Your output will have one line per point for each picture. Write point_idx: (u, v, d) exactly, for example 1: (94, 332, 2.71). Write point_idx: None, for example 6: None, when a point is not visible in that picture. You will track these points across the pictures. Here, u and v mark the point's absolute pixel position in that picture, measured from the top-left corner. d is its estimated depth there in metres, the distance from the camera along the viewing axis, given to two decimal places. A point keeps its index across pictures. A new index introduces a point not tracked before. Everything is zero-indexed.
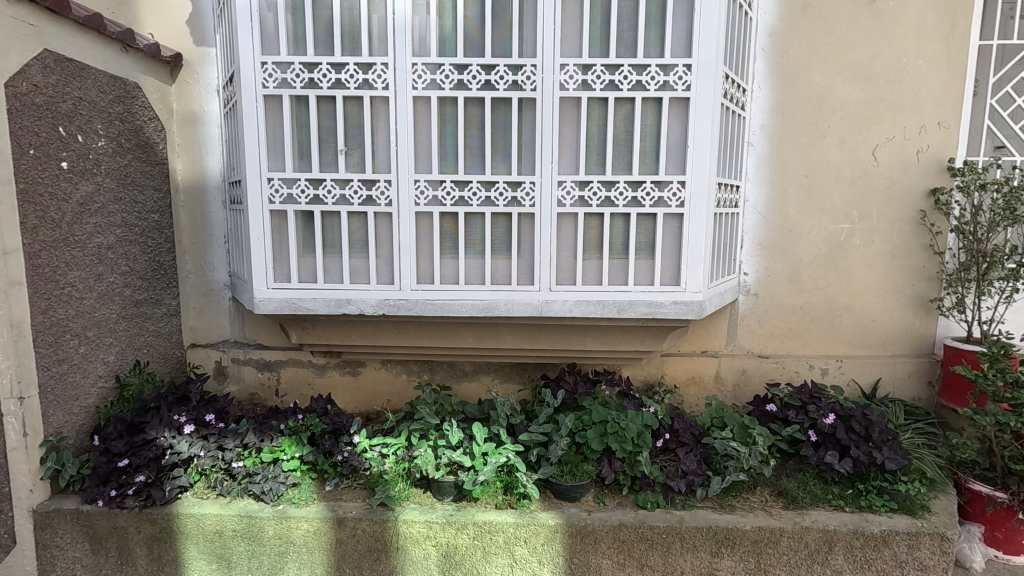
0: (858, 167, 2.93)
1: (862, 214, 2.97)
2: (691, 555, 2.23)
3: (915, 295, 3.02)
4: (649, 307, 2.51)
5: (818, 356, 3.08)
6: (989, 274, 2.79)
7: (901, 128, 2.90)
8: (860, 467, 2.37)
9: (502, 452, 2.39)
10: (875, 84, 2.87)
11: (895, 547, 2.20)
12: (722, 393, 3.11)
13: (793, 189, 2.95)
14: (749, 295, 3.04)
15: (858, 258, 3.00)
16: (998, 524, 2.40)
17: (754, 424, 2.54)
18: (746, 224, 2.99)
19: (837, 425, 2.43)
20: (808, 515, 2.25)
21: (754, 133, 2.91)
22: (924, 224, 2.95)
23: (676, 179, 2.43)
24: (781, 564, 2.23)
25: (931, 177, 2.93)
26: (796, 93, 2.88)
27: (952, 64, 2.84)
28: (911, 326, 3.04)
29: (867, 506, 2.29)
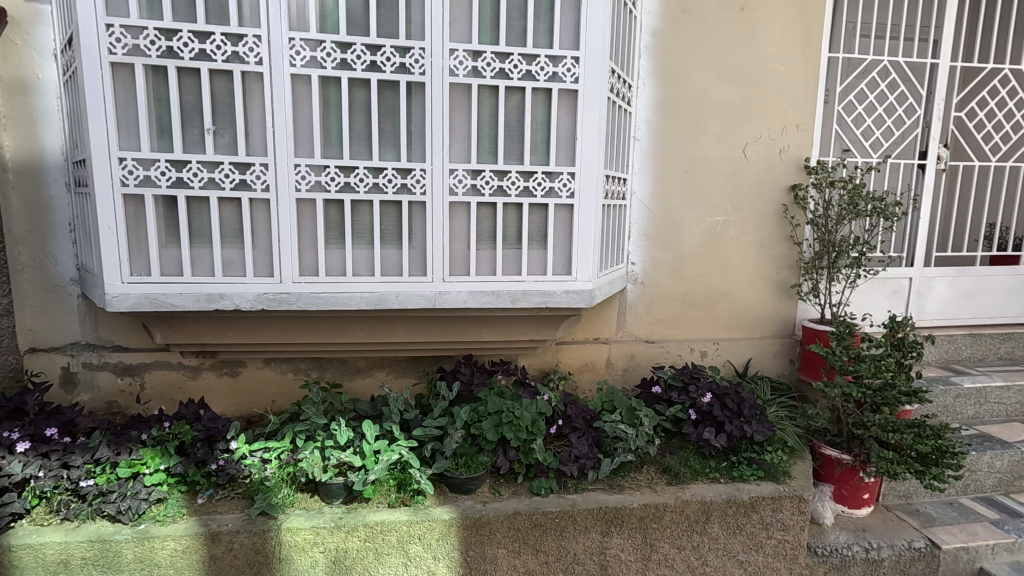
0: (732, 164, 3.16)
1: (735, 207, 3.21)
2: (583, 537, 2.29)
3: (778, 282, 3.33)
4: (542, 297, 2.54)
5: (698, 340, 3.30)
6: (838, 262, 3.14)
7: (767, 128, 3.17)
8: (733, 441, 2.57)
9: (395, 449, 2.32)
10: (745, 87, 3.10)
11: (762, 511, 2.40)
12: (613, 377, 3.25)
13: (675, 183, 3.13)
14: (637, 284, 3.19)
15: (732, 248, 3.25)
16: (844, 483, 2.70)
17: (640, 406, 2.68)
18: (633, 215, 3.12)
19: (714, 403, 2.63)
20: (688, 489, 2.40)
21: (640, 129, 3.04)
22: (786, 217, 3.26)
23: (566, 170, 2.47)
24: (665, 537, 2.35)
25: (791, 175, 3.23)
26: (677, 92, 3.04)
27: (808, 73, 3.15)
28: (775, 310, 3.35)
29: (739, 476, 2.48)
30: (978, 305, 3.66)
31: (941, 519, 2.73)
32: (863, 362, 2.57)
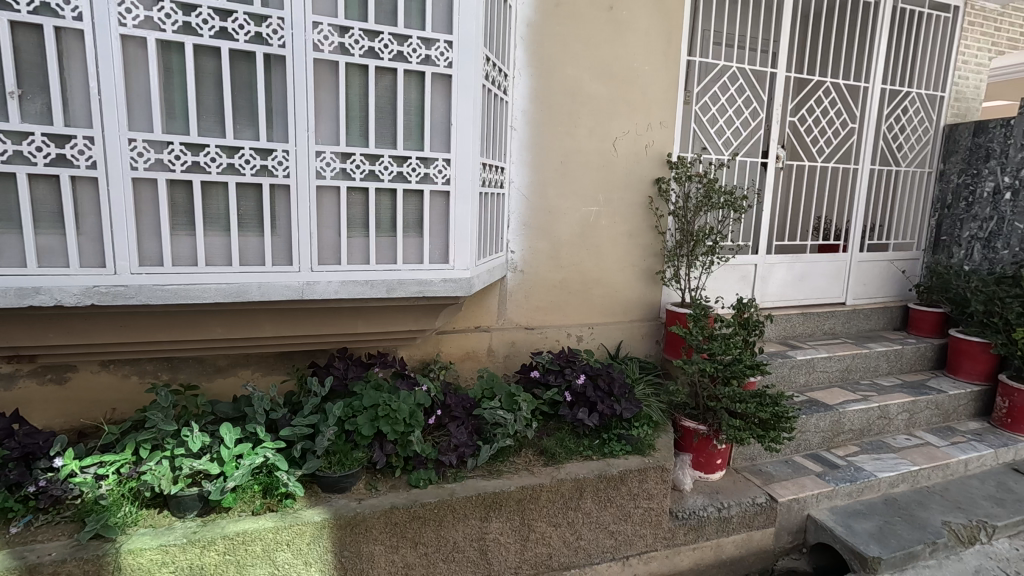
0: (603, 157, 3.31)
1: (607, 198, 3.37)
2: (462, 524, 2.29)
3: (646, 269, 3.57)
4: (419, 286, 2.47)
5: (575, 325, 3.44)
6: (696, 251, 3.45)
7: (634, 124, 3.35)
8: (604, 419, 2.71)
9: (259, 452, 2.15)
10: (614, 83, 3.25)
11: (630, 484, 2.55)
12: (494, 365, 3.29)
13: (551, 173, 3.21)
14: (516, 272, 3.24)
15: (605, 237, 3.42)
16: (701, 451, 2.96)
17: (519, 391, 2.74)
18: (511, 204, 3.16)
19: (587, 385, 2.78)
20: (563, 468, 2.50)
21: (516, 118, 3.08)
22: (651, 208, 3.49)
23: (441, 156, 2.42)
24: (542, 516, 2.43)
25: (656, 168, 3.47)
26: (551, 84, 3.11)
27: (668, 74, 3.38)
28: (643, 295, 3.59)
29: (610, 452, 2.63)
30: (807, 288, 4.22)
31: (779, 476, 3.10)
32: (715, 341, 2.85)
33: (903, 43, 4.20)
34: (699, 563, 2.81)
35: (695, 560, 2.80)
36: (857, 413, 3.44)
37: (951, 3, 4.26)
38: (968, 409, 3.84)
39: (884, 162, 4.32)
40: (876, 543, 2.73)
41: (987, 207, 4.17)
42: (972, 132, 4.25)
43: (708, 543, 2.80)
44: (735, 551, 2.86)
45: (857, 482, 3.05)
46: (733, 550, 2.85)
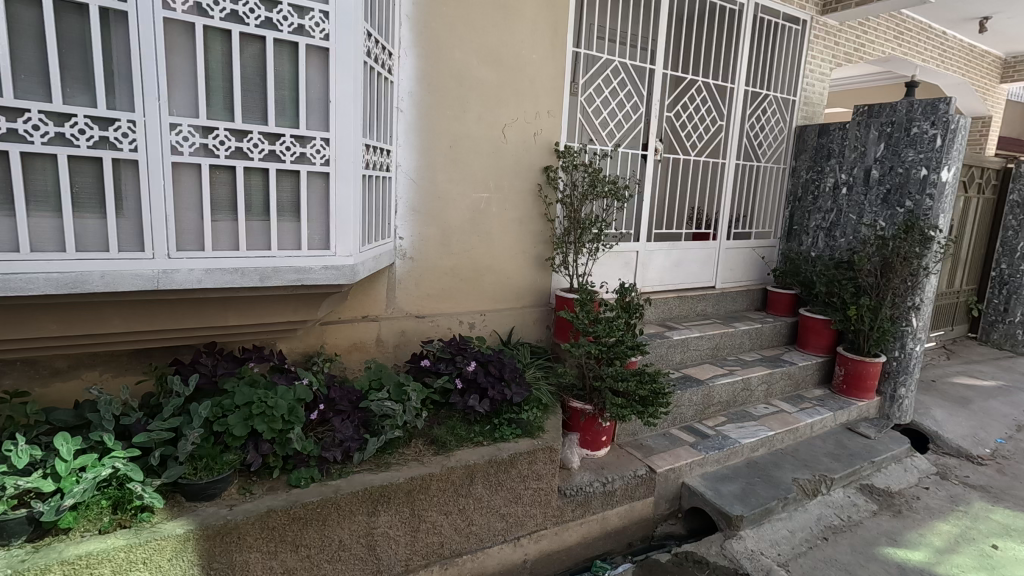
0: (492, 143, 3.30)
1: (497, 184, 3.38)
2: (348, 522, 2.20)
3: (536, 256, 3.63)
4: (297, 274, 2.30)
5: (466, 313, 3.43)
6: (582, 238, 3.58)
7: (522, 112, 3.38)
8: (495, 405, 2.73)
9: (106, 463, 1.91)
10: (502, 69, 3.25)
11: (520, 466, 2.59)
12: (383, 355, 3.19)
13: (441, 158, 3.15)
14: (405, 259, 3.15)
15: (495, 224, 3.42)
16: (587, 429, 3.09)
17: (408, 381, 2.68)
18: (398, 188, 3.05)
19: (478, 371, 2.79)
20: (454, 456, 2.47)
21: (403, 100, 2.97)
22: (540, 196, 3.54)
23: (319, 135, 2.26)
24: (432, 506, 2.39)
25: (544, 157, 3.53)
26: (439, 66, 3.04)
27: (555, 64, 3.44)
28: (534, 281, 3.66)
29: (500, 436, 2.65)
30: (683, 273, 4.55)
31: (657, 448, 3.32)
32: (599, 324, 2.98)
33: (762, 49, 4.62)
34: (587, 536, 2.94)
35: (582, 534, 2.93)
36: (724, 386, 3.77)
37: (801, 16, 4.75)
38: (813, 379, 4.36)
39: (747, 158, 4.75)
40: (739, 503, 3.02)
41: (829, 200, 4.70)
42: (817, 134, 4.79)
43: (594, 517, 2.94)
44: (619, 522, 3.03)
45: (723, 449, 3.36)
46: (617, 521, 3.02)
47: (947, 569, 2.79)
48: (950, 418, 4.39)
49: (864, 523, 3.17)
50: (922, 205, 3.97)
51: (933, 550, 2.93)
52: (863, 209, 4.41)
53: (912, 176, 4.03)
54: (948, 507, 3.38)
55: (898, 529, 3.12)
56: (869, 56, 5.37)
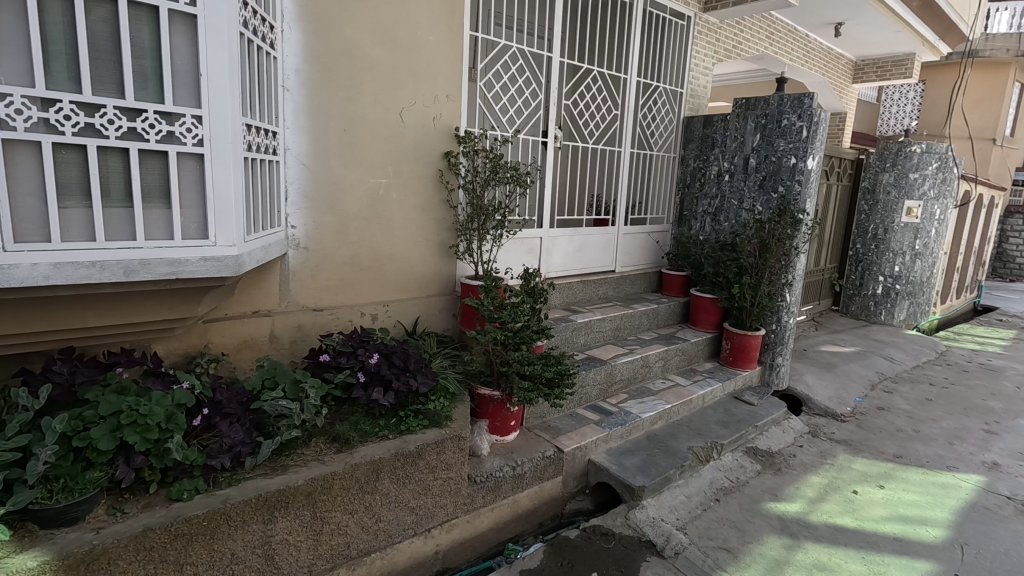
0: (389, 127, 3.18)
1: (396, 170, 3.26)
2: (241, 533, 2.03)
3: (440, 243, 3.57)
4: (170, 266, 2.06)
5: (368, 303, 3.29)
6: (486, 225, 3.56)
7: (420, 95, 3.28)
8: (401, 396, 2.65)
9: None
10: (397, 50, 3.13)
11: (428, 457, 2.53)
12: (278, 352, 2.98)
13: (334, 141, 2.98)
14: (298, 249, 2.97)
15: (396, 211, 3.31)
16: (496, 415, 3.10)
17: (306, 377, 2.54)
18: (288, 173, 2.86)
19: (381, 363, 2.68)
20: (358, 452, 2.37)
21: (289, 78, 2.77)
22: (442, 181, 3.48)
23: (190, 112, 2.03)
24: (336, 507, 2.28)
25: (444, 142, 3.46)
26: (328, 44, 2.86)
27: (453, 47, 3.37)
28: (439, 270, 3.60)
29: (407, 428, 2.58)
30: (585, 258, 4.68)
31: (564, 429, 3.40)
32: (505, 310, 2.99)
33: (652, 42, 4.84)
34: (498, 521, 2.96)
35: (494, 519, 2.94)
36: (625, 365, 3.95)
37: (685, 13, 5.03)
38: (704, 353, 4.68)
39: (641, 147, 4.97)
40: (640, 474, 3.17)
41: (714, 186, 5.02)
42: (702, 124, 5.10)
43: (504, 501, 2.96)
44: (529, 504, 3.07)
45: (626, 424, 3.51)
46: (528, 503, 3.07)
47: (818, 516, 3.11)
48: (819, 382, 4.91)
49: (750, 482, 3.46)
50: (792, 190, 4.37)
51: (807, 501, 3.26)
52: (743, 194, 4.76)
53: (784, 164, 4.42)
54: (818, 461, 3.78)
55: (778, 485, 3.44)
56: (745, 54, 5.80)
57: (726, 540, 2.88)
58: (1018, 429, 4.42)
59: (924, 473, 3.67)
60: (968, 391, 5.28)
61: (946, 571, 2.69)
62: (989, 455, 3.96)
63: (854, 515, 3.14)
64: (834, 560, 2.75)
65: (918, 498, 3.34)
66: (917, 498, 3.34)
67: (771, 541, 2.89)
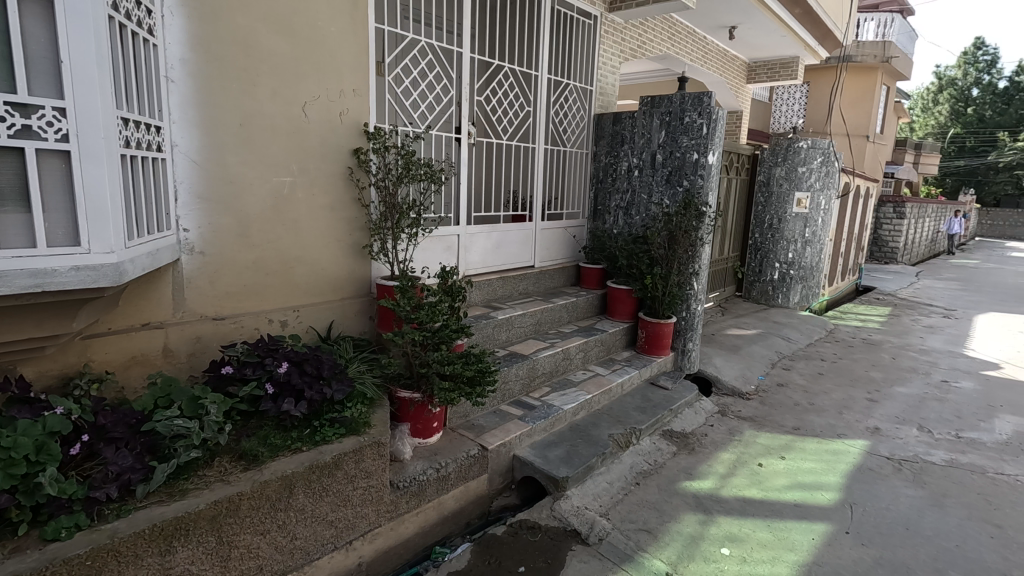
0: (291, 122, 3.01)
1: (300, 167, 3.09)
2: (133, 568, 1.84)
3: (352, 244, 3.44)
4: (34, 277, 1.83)
5: (277, 310, 3.11)
6: (400, 223, 3.46)
7: (323, 88, 3.13)
8: (314, 406, 2.52)
9: None
10: (297, 41, 2.96)
11: (346, 467, 2.43)
12: (174, 367, 2.75)
13: (229, 137, 2.78)
14: (193, 254, 2.74)
15: (302, 211, 3.14)
16: (418, 418, 3.03)
17: (206, 393, 2.35)
18: (177, 172, 2.62)
19: (291, 371, 2.53)
20: (267, 468, 2.22)
21: (174, 67, 2.54)
22: (352, 180, 3.34)
23: (50, 103, 1.80)
24: (245, 529, 2.13)
25: (353, 138, 3.32)
26: (217, 32, 2.66)
27: (357, 39, 3.24)
28: (352, 271, 3.47)
29: (321, 439, 2.45)
30: (503, 254, 4.69)
31: (488, 426, 3.39)
32: (422, 310, 2.93)
33: (561, 40, 4.92)
34: (424, 525, 2.91)
35: (419, 524, 2.88)
36: (546, 358, 4.00)
37: (592, 12, 5.15)
38: (621, 343, 4.84)
39: (554, 143, 5.05)
40: (564, 465, 3.22)
41: (624, 181, 5.18)
42: (612, 121, 5.26)
43: (429, 505, 2.91)
44: (455, 504, 3.04)
45: (549, 417, 3.56)
46: (454, 504, 3.03)
47: (729, 491, 3.31)
48: (726, 363, 5.23)
49: (667, 464, 3.62)
50: (695, 184, 4.61)
51: (718, 477, 3.46)
52: (651, 189, 4.95)
53: (687, 159, 4.65)
54: (727, 438, 4.02)
55: (692, 464, 3.63)
56: (649, 53, 6.05)
57: (647, 522, 3.00)
58: (894, 396, 4.94)
59: (818, 441, 4.00)
60: (853, 365, 5.83)
61: (839, 530, 2.94)
62: (871, 421, 4.39)
63: (760, 486, 3.36)
64: (744, 530, 2.93)
65: (814, 466, 3.64)
66: (813, 465, 3.64)
67: (687, 518, 3.03)
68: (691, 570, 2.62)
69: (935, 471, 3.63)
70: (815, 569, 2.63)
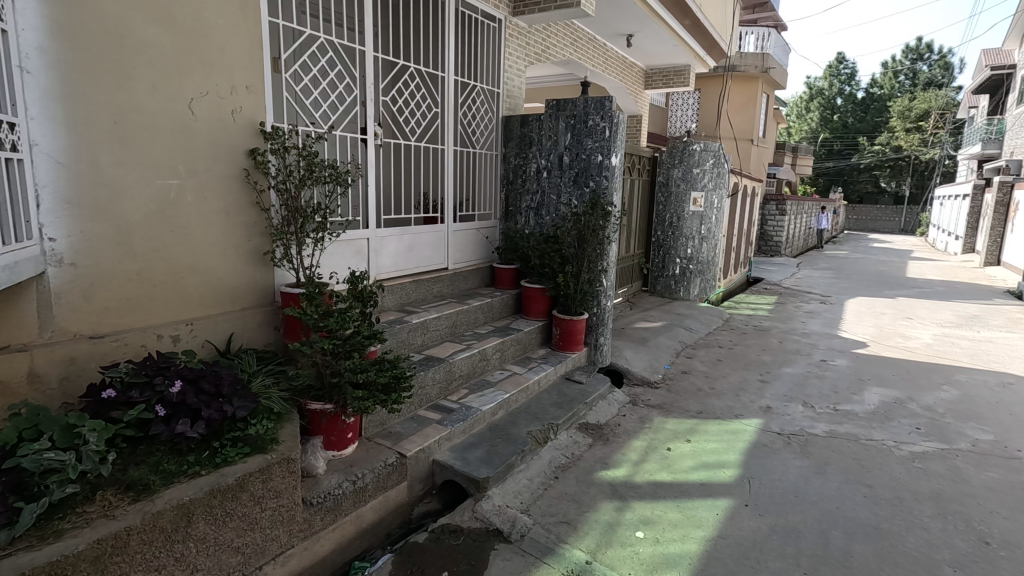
0: (176, 119, 2.77)
1: (188, 169, 2.86)
2: None
3: (251, 250, 3.24)
4: None
5: (167, 324, 2.85)
6: (305, 227, 3.30)
7: (212, 84, 2.92)
8: (213, 426, 2.33)
9: None
10: (179, 32, 2.74)
11: (251, 488, 2.28)
12: (43, 395, 2.41)
13: (102, 136, 2.51)
14: (62, 266, 2.45)
15: (193, 216, 2.91)
16: (330, 430, 2.90)
17: (83, 420, 2.11)
18: (38, 174, 2.34)
19: (186, 391, 2.33)
20: (161, 497, 2.03)
21: (29, 57, 2.26)
22: (249, 182, 3.14)
23: None
24: (136, 566, 1.93)
25: (247, 138, 3.12)
26: (83, 18, 2.39)
27: (249, 32, 3.06)
28: (252, 279, 3.26)
29: (223, 461, 2.27)
30: (415, 256, 4.62)
31: (406, 433, 3.32)
32: (332, 317, 2.80)
33: (466, 42, 4.93)
34: (341, 541, 2.79)
35: (336, 540, 2.77)
36: (463, 360, 3.99)
37: (496, 15, 5.21)
38: (537, 341, 4.92)
39: (463, 145, 5.04)
40: (484, 465, 3.23)
41: (534, 183, 5.28)
42: (519, 123, 5.34)
43: (346, 519, 2.80)
44: (374, 516, 2.95)
45: (467, 418, 3.55)
46: (373, 515, 2.94)
47: (641, 476, 3.47)
48: (635, 355, 5.49)
49: (584, 456, 3.74)
50: (601, 185, 4.80)
51: (631, 464, 3.62)
52: (560, 189, 5.08)
53: (592, 161, 4.83)
54: (639, 427, 4.22)
55: (607, 454, 3.77)
56: (552, 58, 6.21)
57: (566, 514, 3.07)
58: (782, 376, 5.42)
59: (719, 423, 4.30)
60: (747, 350, 6.34)
61: (740, 504, 3.18)
62: (764, 400, 4.79)
63: (669, 470, 3.56)
64: (656, 512, 3.08)
65: (716, 446, 3.91)
66: (715, 446, 3.91)
67: (604, 506, 3.14)
68: (609, 556, 2.72)
69: (818, 442, 4.02)
70: (720, 541, 2.83)
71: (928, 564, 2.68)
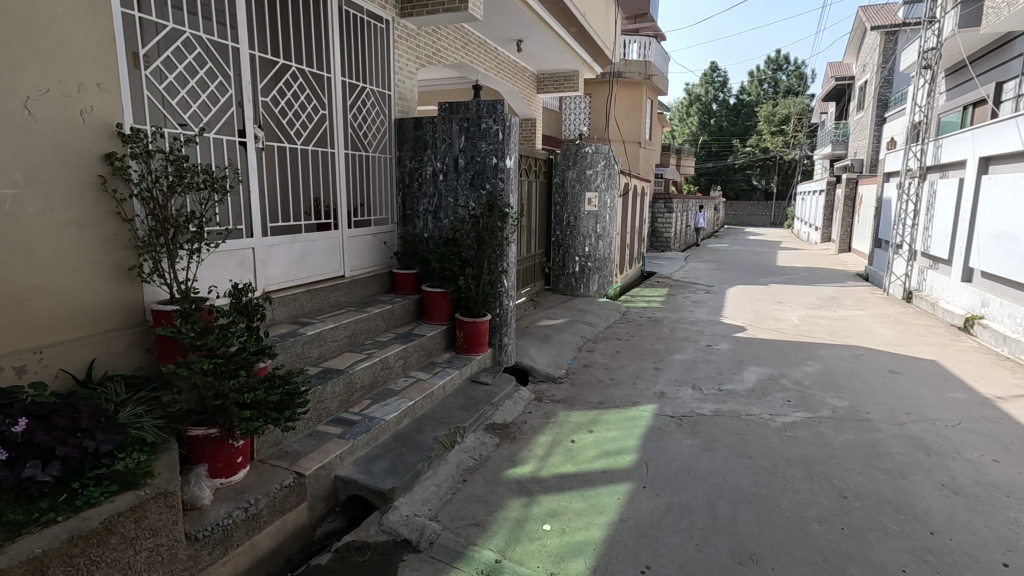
0: (8, 120, 2.44)
1: (28, 176, 2.53)
2: None
3: (113, 266, 2.92)
4: None
5: (9, 354, 2.49)
6: (178, 238, 2.95)
7: (54, 81, 2.59)
8: (71, 465, 2.07)
9: None
10: (8, 20, 2.40)
11: (121, 530, 2.05)
12: None
13: None
14: None
15: (36, 229, 2.57)
16: (216, 456, 2.70)
17: None
18: None
19: (34, 428, 2.04)
20: (5, 553, 1.76)
21: None
22: (105, 190, 2.83)
23: None
24: None
25: (101, 141, 2.80)
26: None
27: (97, 24, 2.76)
28: (116, 297, 2.94)
29: (85, 503, 2.02)
30: (308, 265, 4.41)
31: (303, 451, 3.16)
32: (211, 334, 2.59)
33: (352, 42, 4.78)
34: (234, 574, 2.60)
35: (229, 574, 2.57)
36: (364, 370, 3.86)
37: (383, 15, 5.10)
38: (441, 344, 4.89)
39: (355, 148, 4.88)
40: (389, 476, 3.14)
41: (430, 186, 5.23)
42: (412, 126, 5.27)
43: (239, 550, 2.61)
44: (270, 543, 2.77)
45: (370, 430, 3.44)
46: (269, 542, 2.76)
47: (547, 471, 3.56)
48: (539, 352, 5.62)
49: (491, 456, 3.76)
50: (497, 187, 4.87)
51: (537, 460, 3.70)
52: (456, 192, 5.08)
53: (487, 163, 4.88)
54: (544, 422, 4.33)
55: (514, 452, 3.82)
56: (444, 61, 6.20)
57: (475, 516, 3.07)
58: (674, 363, 5.80)
59: (618, 412, 4.52)
60: (643, 340, 6.71)
61: (638, 486, 3.36)
62: (658, 387, 5.10)
63: (573, 461, 3.68)
64: (562, 504, 3.17)
65: (616, 434, 4.10)
66: (615, 433, 4.10)
67: (512, 504, 3.18)
68: (518, 552, 2.76)
69: (706, 421, 4.35)
70: (621, 524, 2.97)
71: (799, 522, 2.99)
